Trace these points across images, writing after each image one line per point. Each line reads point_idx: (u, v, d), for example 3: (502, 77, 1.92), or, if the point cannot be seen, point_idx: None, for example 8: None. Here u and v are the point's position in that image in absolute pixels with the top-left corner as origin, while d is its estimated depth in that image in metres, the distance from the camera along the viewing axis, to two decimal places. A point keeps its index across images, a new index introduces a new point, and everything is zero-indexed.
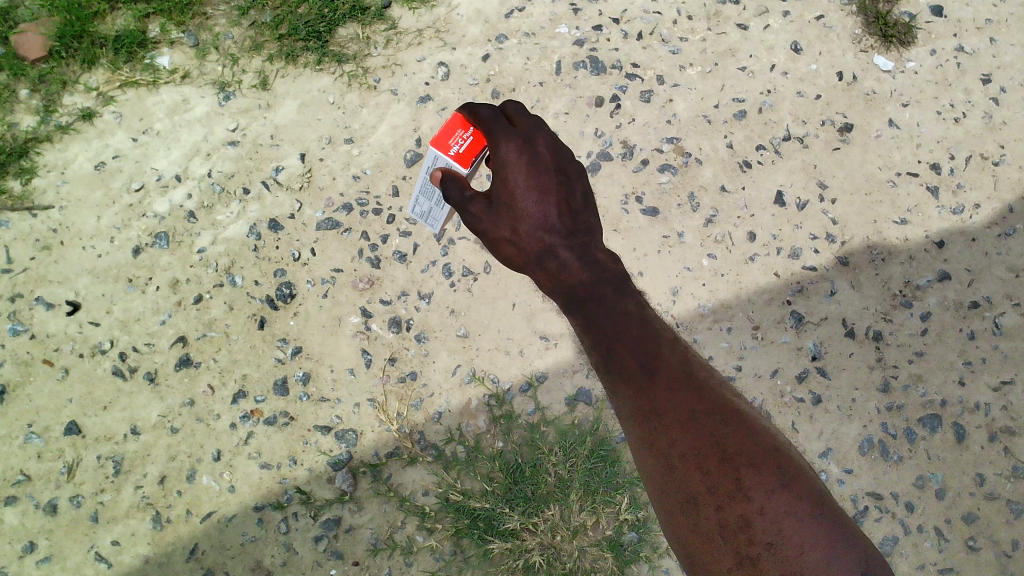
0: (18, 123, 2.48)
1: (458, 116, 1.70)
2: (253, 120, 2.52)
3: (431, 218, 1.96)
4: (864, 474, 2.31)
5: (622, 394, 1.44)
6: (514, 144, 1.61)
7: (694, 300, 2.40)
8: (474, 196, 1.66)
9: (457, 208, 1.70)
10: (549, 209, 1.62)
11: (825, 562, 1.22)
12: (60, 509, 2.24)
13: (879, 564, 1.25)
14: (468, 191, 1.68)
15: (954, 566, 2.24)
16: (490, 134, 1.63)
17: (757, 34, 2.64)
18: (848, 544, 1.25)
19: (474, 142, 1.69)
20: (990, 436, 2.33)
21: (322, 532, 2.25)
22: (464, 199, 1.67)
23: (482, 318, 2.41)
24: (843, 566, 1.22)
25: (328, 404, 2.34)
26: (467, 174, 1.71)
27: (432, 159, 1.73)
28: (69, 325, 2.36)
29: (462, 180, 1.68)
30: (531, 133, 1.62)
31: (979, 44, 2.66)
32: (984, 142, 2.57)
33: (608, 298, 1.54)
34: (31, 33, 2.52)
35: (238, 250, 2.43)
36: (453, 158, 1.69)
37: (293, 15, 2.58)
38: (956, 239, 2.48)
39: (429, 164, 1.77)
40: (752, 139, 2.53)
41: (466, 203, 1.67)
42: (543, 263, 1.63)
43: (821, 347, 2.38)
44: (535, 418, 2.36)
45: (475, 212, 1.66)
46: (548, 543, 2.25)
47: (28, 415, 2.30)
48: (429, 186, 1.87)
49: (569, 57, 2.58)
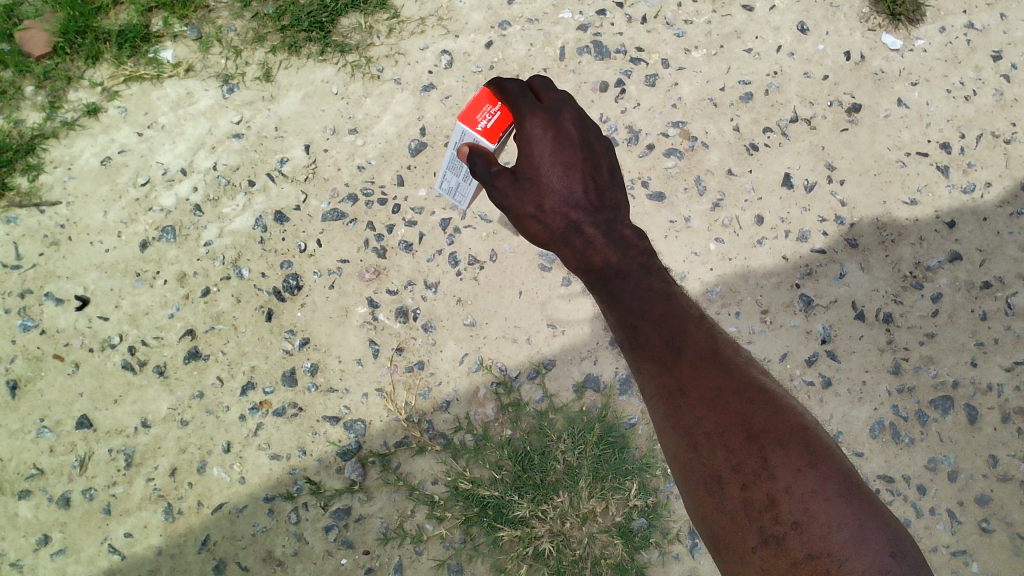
0: (24, 119, 2.49)
1: (486, 91, 1.71)
2: (257, 112, 2.52)
3: (459, 193, 2.02)
4: (875, 457, 2.29)
5: (647, 372, 1.46)
6: (539, 120, 1.60)
7: (701, 285, 2.38)
8: (501, 171, 1.63)
9: (483, 183, 1.68)
10: (574, 185, 1.60)
11: (854, 542, 1.19)
12: (73, 502, 2.25)
13: (913, 548, 1.22)
14: (494, 165, 1.65)
15: (967, 549, 2.22)
16: (516, 110, 1.63)
17: (763, 16, 2.61)
18: (879, 525, 1.22)
19: (502, 117, 1.71)
20: (1004, 417, 2.31)
21: (332, 522, 2.26)
22: (490, 173, 1.64)
23: (489, 306, 2.40)
24: (874, 549, 1.19)
25: (337, 394, 2.34)
26: (494, 149, 1.73)
27: (458, 134, 1.75)
28: (78, 320, 2.37)
29: (489, 155, 1.66)
30: (556, 108, 1.62)
31: (989, 20, 2.62)
32: (995, 120, 2.54)
33: (633, 275, 1.55)
34: (36, 30, 2.53)
35: (245, 242, 2.43)
36: (480, 134, 1.71)
37: (295, 6, 2.57)
38: (967, 219, 2.45)
39: (457, 139, 1.79)
40: (759, 122, 2.51)
41: (492, 178, 1.64)
42: (569, 240, 1.61)
43: (831, 330, 2.36)
44: (543, 406, 2.35)
45: (502, 187, 1.63)
46: (557, 530, 2.24)
47: (40, 409, 2.31)
48: (457, 163, 1.90)
49: (573, 42, 2.57)
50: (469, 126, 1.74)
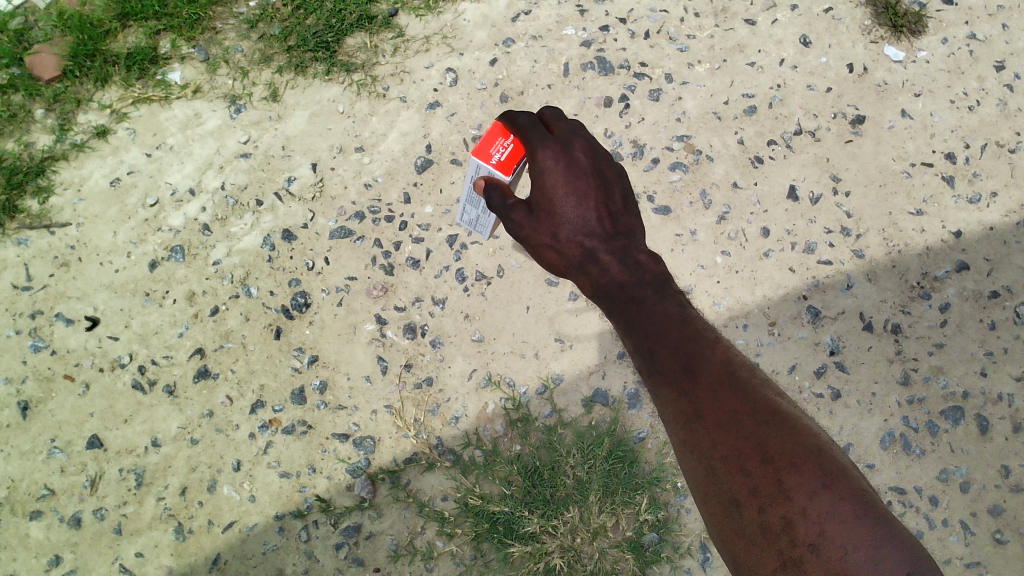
0: (34, 142, 2.52)
1: (499, 125, 1.78)
2: (265, 132, 2.54)
3: (479, 223, 2.19)
4: (886, 468, 2.28)
5: (664, 397, 1.47)
6: (550, 151, 1.62)
7: (708, 298, 2.39)
8: (516, 204, 1.69)
9: (499, 216, 1.73)
10: (588, 214, 1.63)
11: (872, 565, 1.16)
12: (84, 522, 2.26)
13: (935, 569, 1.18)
14: (510, 199, 1.71)
15: (980, 560, 2.21)
16: (528, 141, 1.66)
17: (765, 29, 2.63)
18: (899, 546, 1.19)
19: (514, 150, 1.78)
20: (1014, 426, 2.30)
21: (342, 540, 2.26)
22: (506, 206, 1.70)
23: (497, 321, 2.41)
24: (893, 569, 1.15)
25: (346, 411, 2.35)
26: (508, 181, 1.80)
27: (474, 168, 1.84)
28: (89, 340, 2.39)
29: (504, 188, 1.74)
30: (567, 138, 1.64)
31: (991, 30, 2.64)
32: (999, 130, 2.54)
33: (648, 300, 1.59)
34: (46, 54, 2.56)
35: (254, 261, 2.44)
36: (495, 167, 1.78)
37: (301, 27, 2.60)
38: (973, 229, 2.45)
39: (473, 172, 1.87)
40: (763, 135, 2.52)
41: (508, 211, 1.70)
42: (585, 268, 1.66)
43: (839, 341, 2.36)
44: (552, 420, 2.35)
45: (517, 219, 1.68)
46: (568, 545, 2.23)
47: (51, 430, 2.32)
48: (474, 197, 2.04)
49: (577, 59, 2.59)
50: (483, 159, 1.82)
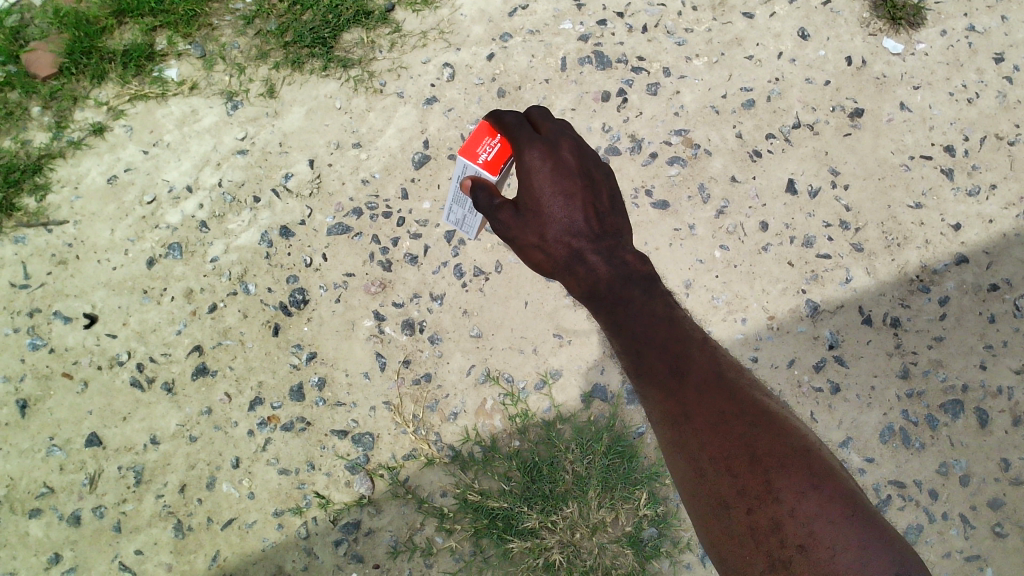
0: (31, 140, 2.51)
1: (486, 124, 1.79)
2: (262, 128, 2.53)
3: (466, 224, 2.22)
4: (886, 462, 2.28)
5: (652, 398, 1.47)
6: (538, 150, 1.64)
7: (707, 293, 2.38)
8: (503, 204, 1.71)
9: (487, 216, 1.76)
10: (575, 214, 1.65)
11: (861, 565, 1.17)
12: (83, 520, 2.26)
13: (921, 568, 1.19)
14: (496, 198, 1.73)
15: (980, 554, 2.21)
16: (515, 141, 1.67)
17: (763, 22, 2.62)
18: (887, 546, 1.20)
19: (501, 150, 1.80)
20: (1014, 420, 2.30)
21: (342, 536, 2.26)
22: (493, 206, 1.72)
23: (495, 317, 2.40)
24: (879, 570, 1.16)
25: (344, 408, 2.34)
26: (496, 181, 1.82)
27: (461, 167, 1.84)
28: (87, 338, 2.39)
29: (490, 188, 1.75)
30: (555, 139, 1.66)
31: (991, 22, 2.63)
32: (999, 122, 2.54)
33: (636, 301, 1.59)
34: (42, 51, 2.56)
35: (251, 258, 2.44)
36: (482, 167, 1.79)
37: (298, 22, 2.59)
38: (973, 222, 2.45)
39: (460, 171, 1.87)
40: (762, 128, 2.51)
41: (495, 211, 1.72)
42: (572, 268, 1.67)
43: (838, 335, 2.36)
44: (551, 415, 2.35)
45: (504, 220, 1.70)
46: (567, 541, 2.24)
47: (50, 428, 2.32)
48: (461, 197, 2.06)
49: (574, 53, 2.58)
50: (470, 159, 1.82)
